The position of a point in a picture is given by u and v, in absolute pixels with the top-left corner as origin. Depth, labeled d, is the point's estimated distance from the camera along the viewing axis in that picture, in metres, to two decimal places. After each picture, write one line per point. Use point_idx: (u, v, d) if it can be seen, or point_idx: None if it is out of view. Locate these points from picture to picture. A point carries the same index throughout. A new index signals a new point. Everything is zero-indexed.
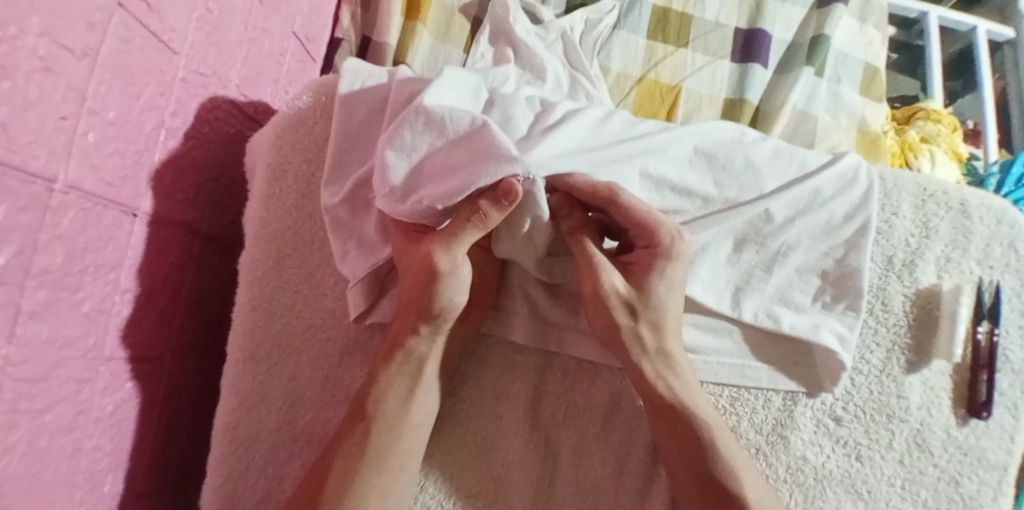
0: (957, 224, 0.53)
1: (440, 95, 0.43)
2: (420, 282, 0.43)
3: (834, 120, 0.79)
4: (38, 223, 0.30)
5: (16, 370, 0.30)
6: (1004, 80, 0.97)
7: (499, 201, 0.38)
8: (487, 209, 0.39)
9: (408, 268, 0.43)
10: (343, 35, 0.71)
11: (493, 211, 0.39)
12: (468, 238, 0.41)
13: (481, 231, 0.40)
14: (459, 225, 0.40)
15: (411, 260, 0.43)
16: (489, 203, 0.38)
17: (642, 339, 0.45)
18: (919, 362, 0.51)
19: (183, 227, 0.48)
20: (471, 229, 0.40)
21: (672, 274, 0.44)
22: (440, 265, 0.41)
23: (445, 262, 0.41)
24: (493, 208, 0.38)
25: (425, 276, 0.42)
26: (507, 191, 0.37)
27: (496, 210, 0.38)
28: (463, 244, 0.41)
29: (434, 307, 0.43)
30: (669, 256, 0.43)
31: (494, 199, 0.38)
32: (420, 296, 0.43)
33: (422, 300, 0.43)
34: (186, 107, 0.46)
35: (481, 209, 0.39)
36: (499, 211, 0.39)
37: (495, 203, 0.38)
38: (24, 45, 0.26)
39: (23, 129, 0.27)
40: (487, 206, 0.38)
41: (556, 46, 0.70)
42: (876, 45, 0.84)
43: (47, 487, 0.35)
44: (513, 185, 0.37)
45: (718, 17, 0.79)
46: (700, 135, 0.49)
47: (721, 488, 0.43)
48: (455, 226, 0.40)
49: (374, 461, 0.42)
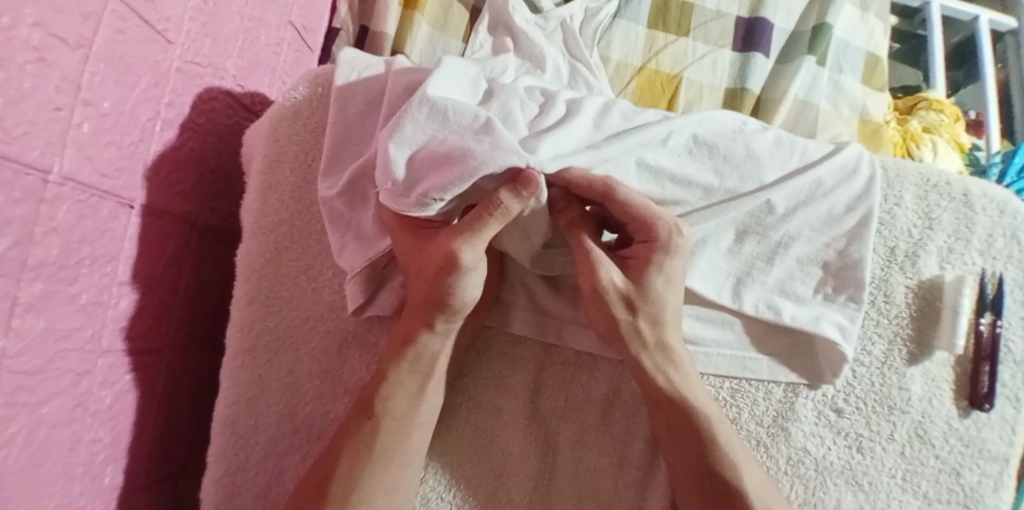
0: (959, 214, 0.52)
1: (438, 85, 0.42)
2: (436, 278, 0.42)
3: (836, 110, 0.78)
4: (34, 215, 0.29)
5: (13, 362, 0.30)
6: (1007, 70, 0.97)
7: (520, 192, 0.38)
8: (507, 201, 0.38)
9: (424, 265, 0.42)
10: (340, 25, 0.70)
11: (514, 202, 0.39)
12: (488, 232, 0.40)
13: (501, 224, 0.39)
14: (477, 219, 0.39)
15: (428, 257, 0.42)
16: (509, 194, 0.38)
17: (640, 333, 0.45)
18: (921, 353, 0.50)
19: (179, 219, 0.48)
20: (491, 223, 0.39)
21: (672, 267, 0.44)
22: (462, 259, 0.40)
23: (467, 256, 0.40)
24: (513, 199, 0.38)
25: (442, 272, 0.41)
26: (527, 181, 0.38)
27: (516, 201, 0.39)
28: (485, 238, 0.40)
29: (451, 302, 0.43)
30: (666, 251, 0.43)
31: (513, 189, 0.38)
32: (436, 292, 0.42)
33: (437, 295, 0.42)
34: (182, 98, 0.45)
35: (500, 201, 0.38)
36: (519, 202, 0.39)
37: (515, 193, 0.38)
38: (17, 35, 0.26)
39: (18, 120, 0.27)
40: (508, 198, 0.38)
41: (556, 36, 0.69)
42: (878, 35, 0.83)
43: (47, 479, 0.35)
44: (532, 175, 0.38)
45: (719, 6, 0.78)
46: (699, 126, 0.48)
47: (722, 480, 0.43)
48: (473, 220, 0.40)
49: (380, 457, 0.42)
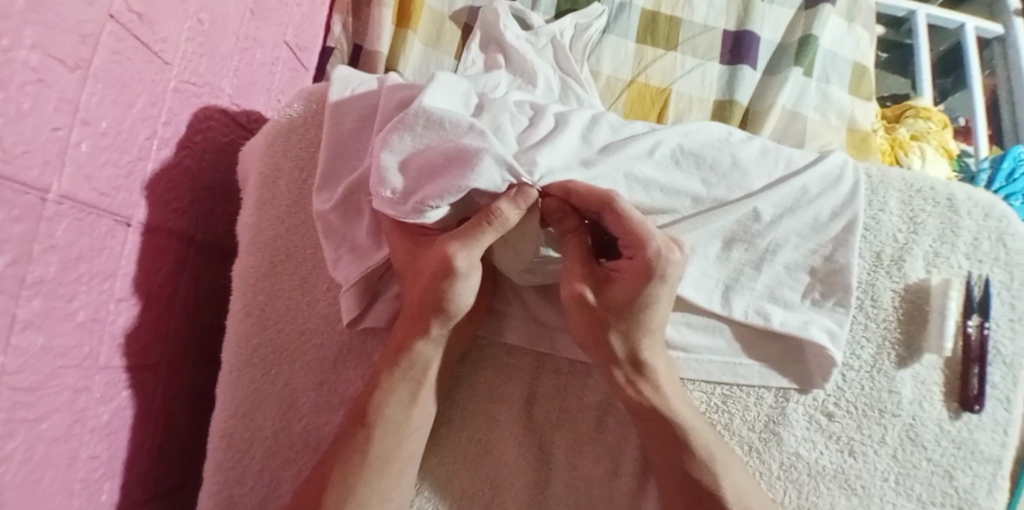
0: (944, 219, 0.53)
1: (433, 97, 0.43)
2: (432, 283, 0.42)
3: (823, 119, 0.79)
4: (32, 233, 0.30)
5: (12, 378, 0.30)
6: (995, 76, 0.98)
7: (516, 201, 0.40)
8: (505, 209, 0.40)
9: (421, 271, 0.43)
10: (334, 44, 0.72)
11: (511, 210, 0.40)
12: (486, 240, 0.41)
13: (499, 233, 0.40)
14: (475, 226, 0.40)
15: (424, 264, 0.42)
16: (507, 202, 0.40)
17: (614, 347, 0.46)
18: (910, 357, 0.51)
19: (176, 236, 0.49)
20: (489, 231, 0.40)
21: (651, 293, 0.43)
22: (457, 264, 0.41)
23: (462, 262, 0.41)
24: (511, 209, 0.40)
25: (439, 277, 0.42)
26: (524, 194, 0.40)
27: (514, 210, 0.40)
28: (481, 245, 0.41)
29: (448, 307, 0.43)
30: (647, 275, 0.42)
31: (511, 199, 0.40)
32: (432, 297, 0.43)
33: (433, 299, 0.43)
34: (179, 117, 0.46)
35: (499, 209, 0.40)
36: (517, 211, 0.40)
37: (513, 202, 0.40)
38: (17, 56, 0.27)
39: (17, 139, 0.28)
40: (507, 206, 0.40)
41: (546, 52, 0.71)
42: (864, 44, 0.85)
43: (45, 495, 0.35)
44: (529, 189, 0.41)
45: (707, 20, 0.80)
46: (686, 137, 0.49)
47: (700, 488, 0.44)
48: (471, 226, 0.41)
49: (375, 467, 0.42)
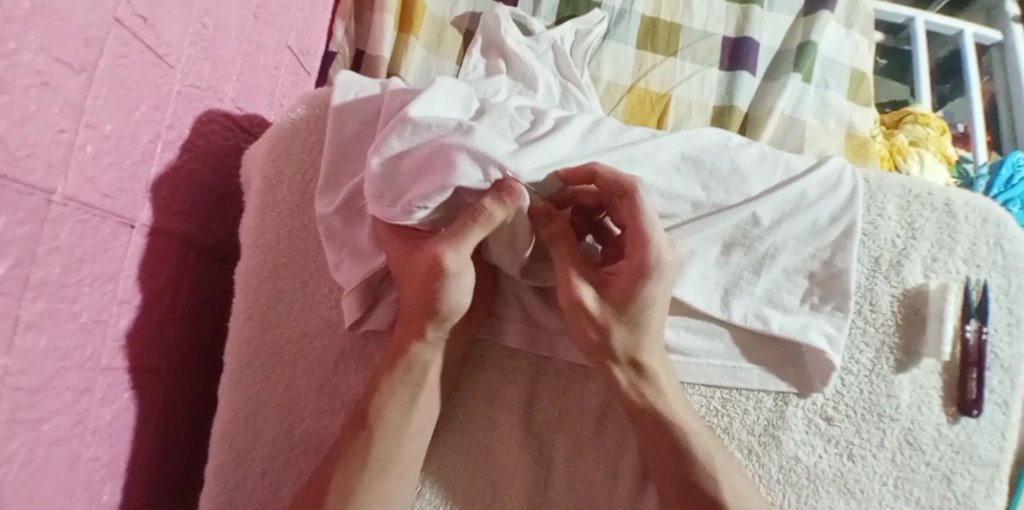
0: (942, 224, 0.53)
1: (430, 102, 0.44)
2: (426, 285, 0.43)
3: (822, 124, 0.80)
4: (35, 235, 0.30)
5: (15, 379, 0.30)
6: (993, 82, 0.98)
7: (501, 198, 0.40)
8: (491, 207, 0.40)
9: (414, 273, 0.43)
10: (337, 49, 0.73)
11: (497, 208, 0.40)
12: (474, 239, 0.41)
13: (486, 231, 0.41)
14: (462, 225, 0.41)
15: (417, 265, 0.43)
16: (492, 200, 0.40)
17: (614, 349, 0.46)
18: (908, 361, 0.51)
19: (178, 239, 0.49)
20: (476, 230, 0.41)
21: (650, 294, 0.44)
22: (446, 265, 0.41)
23: (452, 262, 0.41)
24: (497, 206, 0.40)
25: (432, 278, 0.42)
26: (510, 189, 0.40)
27: (500, 208, 0.40)
28: (469, 245, 0.41)
29: (441, 309, 0.43)
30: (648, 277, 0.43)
31: (496, 196, 0.40)
32: (427, 299, 0.43)
33: (428, 300, 0.43)
34: (182, 120, 0.46)
35: (484, 207, 0.40)
36: (503, 209, 0.41)
37: (498, 200, 0.40)
38: (22, 60, 0.27)
39: (21, 142, 0.28)
40: (492, 204, 0.40)
41: (547, 57, 0.71)
42: (862, 50, 0.86)
43: (46, 496, 0.35)
44: (514, 184, 0.41)
45: (706, 26, 0.80)
46: (686, 142, 0.49)
47: (702, 492, 0.44)
48: (459, 226, 0.41)
49: (375, 469, 0.42)
